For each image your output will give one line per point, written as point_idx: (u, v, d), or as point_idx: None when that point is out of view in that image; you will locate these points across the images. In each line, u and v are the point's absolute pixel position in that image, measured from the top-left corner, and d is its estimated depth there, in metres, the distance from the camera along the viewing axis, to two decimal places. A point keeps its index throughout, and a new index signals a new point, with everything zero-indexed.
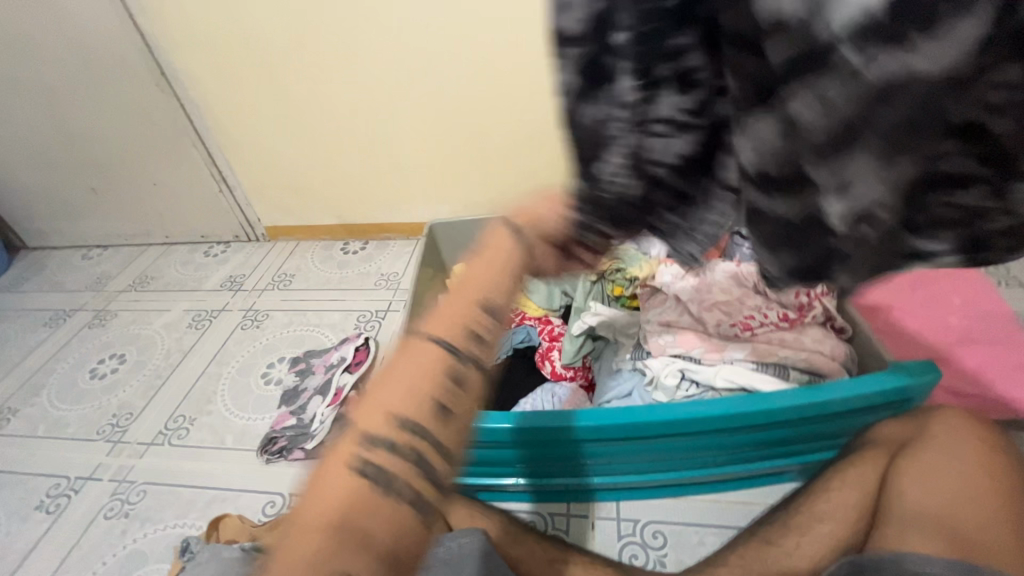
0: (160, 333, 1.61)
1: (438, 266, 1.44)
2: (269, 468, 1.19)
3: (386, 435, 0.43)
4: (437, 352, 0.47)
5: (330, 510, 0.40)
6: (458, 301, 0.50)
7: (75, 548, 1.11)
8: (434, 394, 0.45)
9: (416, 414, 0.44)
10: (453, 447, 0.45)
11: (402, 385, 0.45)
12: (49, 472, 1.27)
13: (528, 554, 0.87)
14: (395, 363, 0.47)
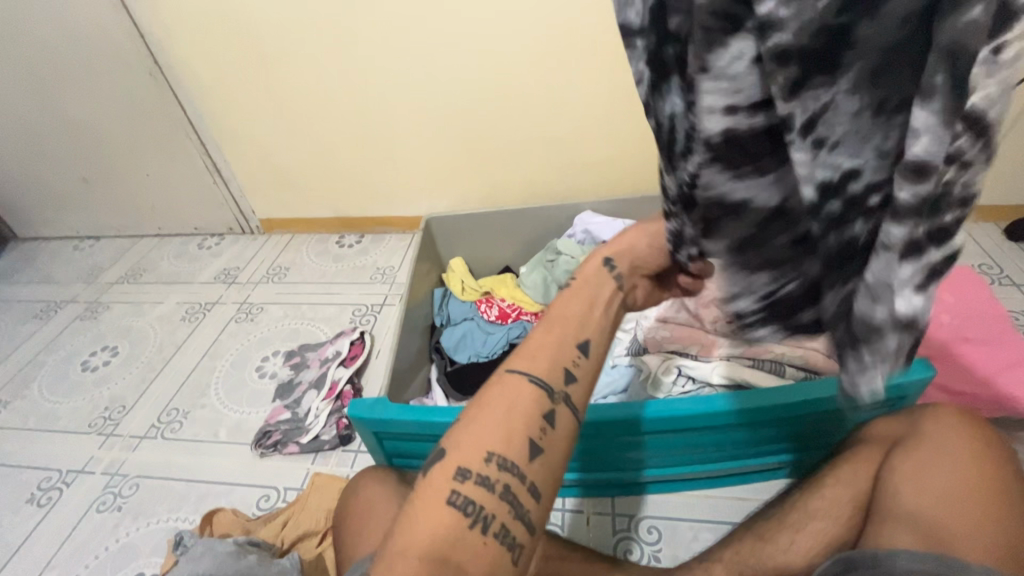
0: (153, 326, 1.60)
1: (435, 260, 1.44)
2: (263, 461, 1.19)
3: (490, 465, 0.49)
4: (534, 397, 0.53)
5: (441, 529, 0.46)
6: (548, 349, 0.57)
7: (66, 542, 1.10)
8: (531, 433, 0.51)
9: (514, 447, 0.50)
10: (542, 480, 0.50)
11: (501, 421, 0.51)
12: (40, 465, 1.26)
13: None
14: (492, 401, 0.53)
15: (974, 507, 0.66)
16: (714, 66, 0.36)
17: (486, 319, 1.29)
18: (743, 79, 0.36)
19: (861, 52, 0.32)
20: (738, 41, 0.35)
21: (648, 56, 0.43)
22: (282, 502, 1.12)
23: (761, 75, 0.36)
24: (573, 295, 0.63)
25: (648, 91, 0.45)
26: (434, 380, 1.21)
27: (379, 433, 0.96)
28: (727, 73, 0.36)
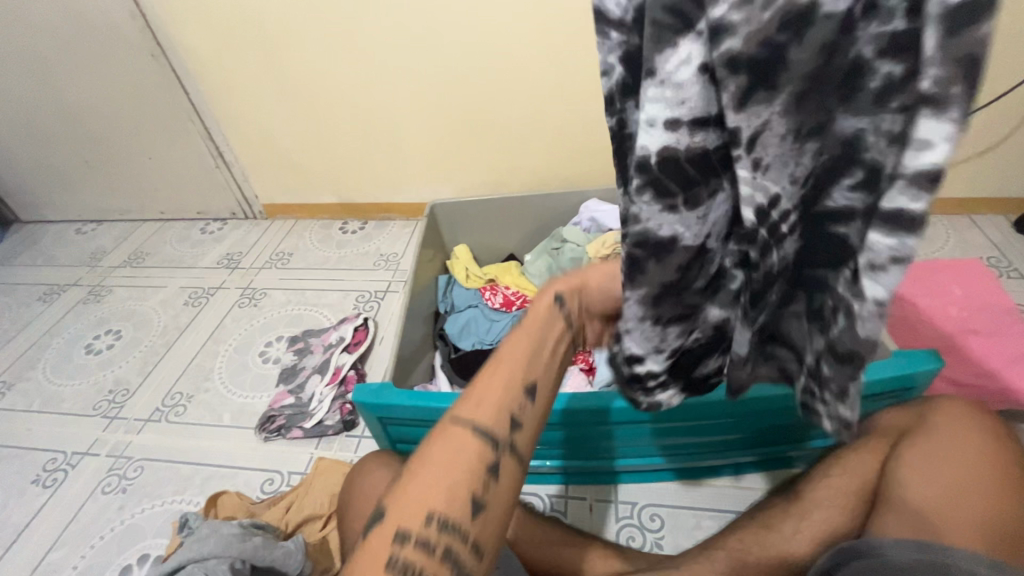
0: (156, 310, 1.59)
1: (439, 247, 1.43)
2: (267, 446, 1.19)
3: (431, 525, 0.46)
4: (481, 444, 0.50)
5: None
6: (497, 392, 0.53)
7: (72, 523, 1.11)
8: (475, 487, 0.48)
9: (456, 506, 0.47)
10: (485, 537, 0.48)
11: (443, 476, 0.48)
12: (45, 447, 1.27)
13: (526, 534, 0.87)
14: (434, 452, 0.49)
15: (985, 500, 0.66)
16: (660, 69, 0.36)
17: (491, 306, 1.29)
18: (685, 91, 0.36)
19: (793, 76, 0.34)
20: (686, 42, 0.35)
21: (623, 54, 0.40)
22: (285, 485, 1.12)
23: (704, 86, 0.36)
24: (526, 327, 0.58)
25: (616, 89, 0.43)
26: (438, 367, 1.21)
27: (383, 419, 0.96)
28: (672, 80, 0.36)
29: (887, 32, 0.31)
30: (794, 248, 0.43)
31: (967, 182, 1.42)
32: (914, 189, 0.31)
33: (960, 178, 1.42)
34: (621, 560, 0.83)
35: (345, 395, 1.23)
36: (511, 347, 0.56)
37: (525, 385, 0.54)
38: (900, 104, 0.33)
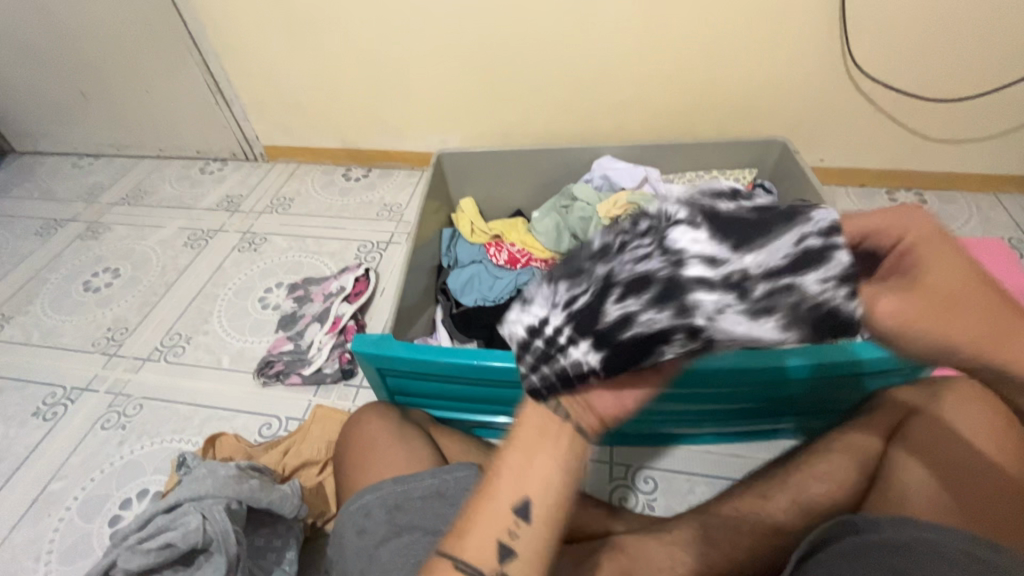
0: (155, 250, 1.57)
1: (444, 199, 1.38)
2: (266, 391, 1.19)
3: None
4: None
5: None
6: (486, 535, 0.47)
7: (72, 456, 1.12)
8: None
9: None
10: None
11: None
12: (45, 381, 1.27)
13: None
14: None
15: (976, 473, 0.65)
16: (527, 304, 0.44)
17: (495, 263, 1.26)
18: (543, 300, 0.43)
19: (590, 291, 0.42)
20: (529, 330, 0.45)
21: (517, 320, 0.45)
22: (283, 430, 1.13)
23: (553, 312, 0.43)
24: (513, 440, 0.46)
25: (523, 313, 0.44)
26: (439, 321, 1.20)
27: (382, 369, 0.95)
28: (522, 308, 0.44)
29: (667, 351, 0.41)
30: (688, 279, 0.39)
31: (1000, 156, 1.36)
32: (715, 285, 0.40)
33: (993, 152, 1.35)
34: (615, 520, 0.84)
35: (345, 345, 1.23)
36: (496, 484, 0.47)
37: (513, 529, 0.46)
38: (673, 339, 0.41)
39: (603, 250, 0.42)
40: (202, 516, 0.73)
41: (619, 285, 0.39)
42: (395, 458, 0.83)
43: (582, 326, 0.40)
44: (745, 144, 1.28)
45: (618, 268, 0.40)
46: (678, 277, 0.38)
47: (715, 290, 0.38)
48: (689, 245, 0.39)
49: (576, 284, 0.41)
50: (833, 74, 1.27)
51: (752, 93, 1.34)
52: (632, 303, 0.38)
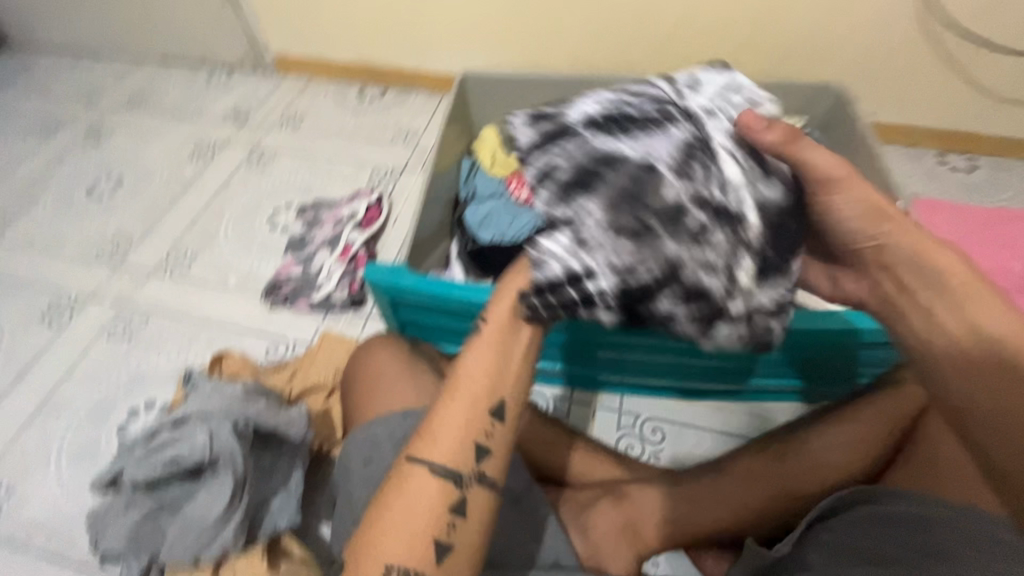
0: (160, 161, 1.50)
1: (465, 126, 1.30)
2: (273, 313, 1.17)
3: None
4: (442, 498, 0.55)
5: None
6: (453, 436, 0.56)
7: (79, 363, 1.11)
8: (437, 534, 0.53)
9: (419, 559, 0.52)
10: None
11: (406, 535, 0.53)
12: (50, 287, 1.25)
13: (533, 434, 0.83)
14: (406, 500, 0.54)
15: None
16: (553, 231, 0.57)
17: (516, 199, 1.16)
18: (571, 245, 0.56)
19: (619, 196, 0.58)
20: (562, 239, 0.56)
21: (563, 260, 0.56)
22: (290, 354, 1.11)
23: (591, 252, 0.56)
24: (482, 343, 0.58)
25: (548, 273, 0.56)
26: (454, 256, 1.15)
27: (395, 300, 0.91)
28: (562, 249, 0.56)
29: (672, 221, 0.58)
30: (672, 249, 0.57)
31: None
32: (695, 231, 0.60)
33: None
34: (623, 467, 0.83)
35: (354, 273, 1.19)
36: (461, 386, 0.57)
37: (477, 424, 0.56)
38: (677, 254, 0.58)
39: (669, 234, 0.57)
40: (208, 433, 0.72)
41: (654, 287, 0.57)
42: (405, 392, 0.82)
43: (625, 297, 0.57)
44: (797, 89, 1.17)
45: (684, 264, 0.57)
46: (712, 292, 0.59)
47: (725, 308, 0.60)
48: (738, 275, 0.60)
49: (639, 260, 0.56)
50: (906, 14, 1.14)
51: (810, 32, 1.22)
52: (671, 300, 0.58)
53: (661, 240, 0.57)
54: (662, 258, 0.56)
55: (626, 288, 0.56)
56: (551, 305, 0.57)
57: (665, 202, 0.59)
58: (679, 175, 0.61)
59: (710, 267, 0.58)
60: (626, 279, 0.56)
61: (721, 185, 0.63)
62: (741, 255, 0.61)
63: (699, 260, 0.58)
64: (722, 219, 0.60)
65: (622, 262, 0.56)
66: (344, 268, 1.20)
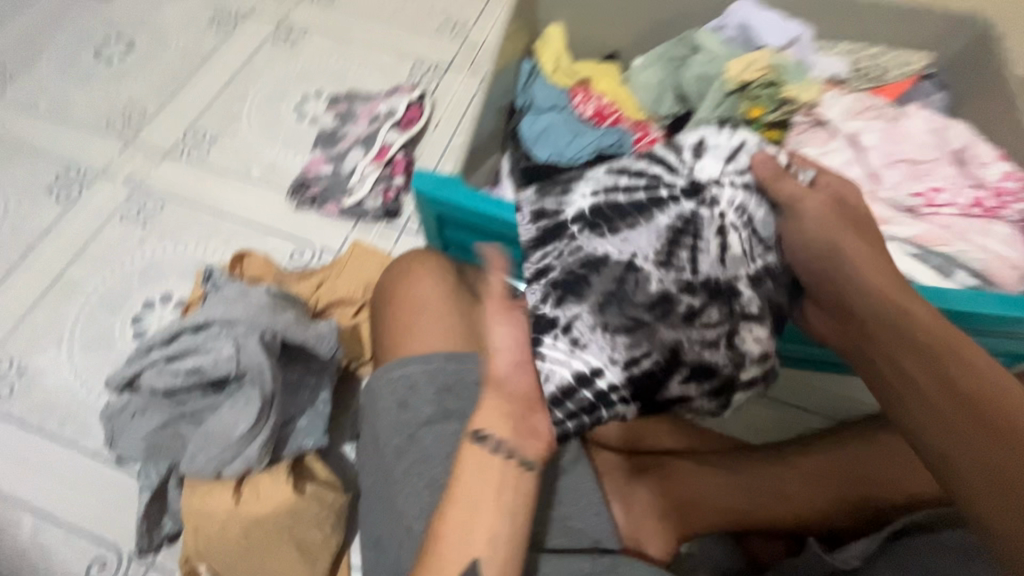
0: (175, 24, 1.32)
1: (529, 21, 1.11)
2: (298, 214, 1.07)
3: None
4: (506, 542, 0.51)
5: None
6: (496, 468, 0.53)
7: (90, 244, 1.03)
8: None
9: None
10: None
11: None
12: (56, 156, 1.13)
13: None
14: None
15: None
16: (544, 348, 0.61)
17: (579, 115, 1.05)
18: (564, 353, 0.61)
19: (599, 285, 0.64)
20: (558, 343, 0.62)
21: (561, 361, 0.61)
22: (317, 262, 1.03)
23: (591, 357, 0.62)
24: (470, 469, 0.53)
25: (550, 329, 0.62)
26: (504, 173, 1.03)
27: (443, 214, 0.81)
28: (562, 355, 0.61)
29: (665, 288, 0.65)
30: (670, 335, 0.64)
31: None
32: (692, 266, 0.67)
33: None
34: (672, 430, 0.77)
35: (391, 182, 1.07)
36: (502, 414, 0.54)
37: (517, 459, 0.53)
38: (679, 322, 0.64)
39: (663, 324, 0.64)
40: (234, 345, 0.65)
41: (651, 370, 0.64)
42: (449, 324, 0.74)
43: (637, 392, 0.63)
44: (935, 17, 0.98)
45: (687, 346, 0.64)
46: (721, 367, 0.65)
47: (733, 376, 0.66)
48: (749, 349, 0.66)
49: (639, 351, 0.63)
50: None
51: None
52: (679, 382, 0.65)
53: (659, 328, 0.64)
54: (660, 344, 0.64)
55: (636, 377, 0.63)
56: (573, 408, 0.60)
57: (655, 288, 0.65)
58: (666, 265, 0.65)
59: (708, 343, 0.65)
60: (635, 367, 0.63)
61: (720, 249, 0.66)
62: (743, 324, 0.66)
63: (699, 337, 0.65)
64: (716, 296, 0.65)
65: (621, 356, 0.63)
66: (379, 173, 1.08)
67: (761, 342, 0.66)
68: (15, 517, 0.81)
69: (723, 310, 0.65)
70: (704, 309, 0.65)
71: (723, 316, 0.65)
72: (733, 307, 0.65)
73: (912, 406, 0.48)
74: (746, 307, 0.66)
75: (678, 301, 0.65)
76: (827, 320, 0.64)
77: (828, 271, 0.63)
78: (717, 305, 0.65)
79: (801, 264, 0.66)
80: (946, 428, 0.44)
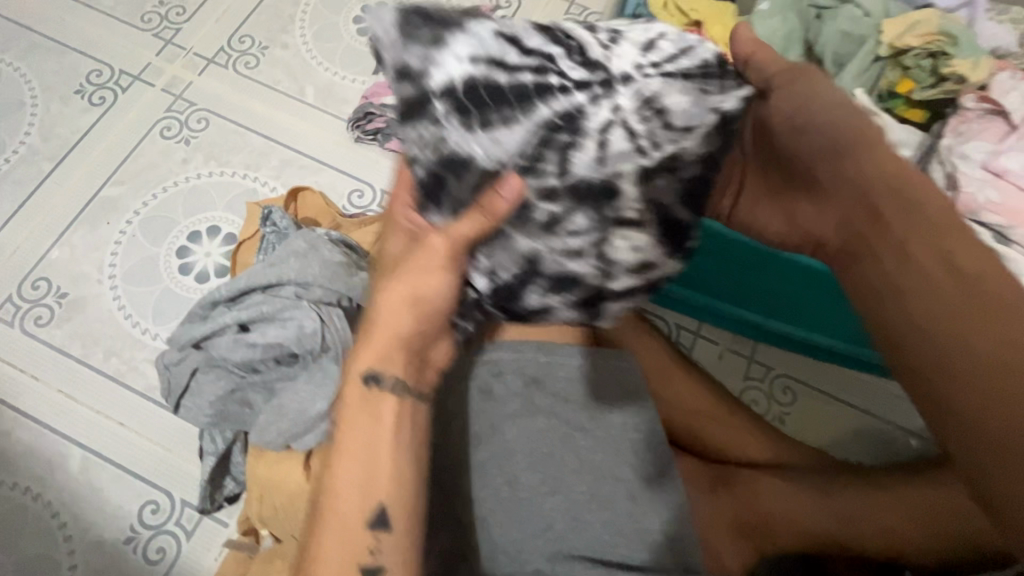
0: None
1: None
2: (358, 148, 0.96)
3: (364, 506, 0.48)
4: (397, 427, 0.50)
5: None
6: (392, 342, 0.51)
7: (129, 160, 0.93)
8: (388, 469, 0.49)
9: (372, 491, 0.49)
10: (409, 500, 0.50)
11: (360, 462, 0.49)
12: (85, 51, 1.00)
13: (671, 391, 0.76)
14: None
15: None
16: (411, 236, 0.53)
17: None
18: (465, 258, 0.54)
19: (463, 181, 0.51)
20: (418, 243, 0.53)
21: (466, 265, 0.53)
22: (376, 206, 0.92)
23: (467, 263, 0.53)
24: (349, 413, 0.50)
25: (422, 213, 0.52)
26: None
27: None
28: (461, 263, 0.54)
29: (545, 199, 0.52)
30: (525, 245, 0.53)
31: None
32: (591, 172, 0.52)
33: None
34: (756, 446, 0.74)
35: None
36: (398, 284, 0.51)
37: (411, 396, 0.51)
38: (551, 231, 0.53)
39: (520, 231, 0.53)
40: (315, 319, 0.60)
41: (533, 264, 0.54)
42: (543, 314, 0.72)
43: (500, 305, 0.55)
44: None
45: (551, 260, 0.53)
46: (589, 278, 0.54)
47: (609, 291, 0.55)
48: (623, 259, 0.54)
49: (497, 263, 0.53)
50: None
51: None
52: (541, 293, 0.54)
53: (518, 233, 0.53)
54: (519, 255, 0.53)
55: (498, 290, 0.55)
56: (468, 303, 0.56)
57: (535, 189, 0.52)
58: (533, 156, 0.51)
59: (579, 257, 0.53)
60: (495, 278, 0.54)
61: (599, 147, 0.52)
62: (615, 234, 0.53)
63: (568, 253, 0.53)
64: (586, 199, 0.52)
65: (477, 265, 0.54)
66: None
67: (639, 261, 0.54)
68: (62, 450, 0.78)
69: (606, 217, 0.53)
70: (575, 222, 0.53)
71: (595, 222, 0.53)
72: (615, 218, 0.53)
73: (904, 299, 0.50)
74: (629, 206, 0.53)
75: (542, 203, 0.52)
76: (796, 201, 0.60)
77: (845, 143, 0.57)
78: (602, 215, 0.53)
79: (800, 154, 0.58)
80: (938, 317, 0.48)
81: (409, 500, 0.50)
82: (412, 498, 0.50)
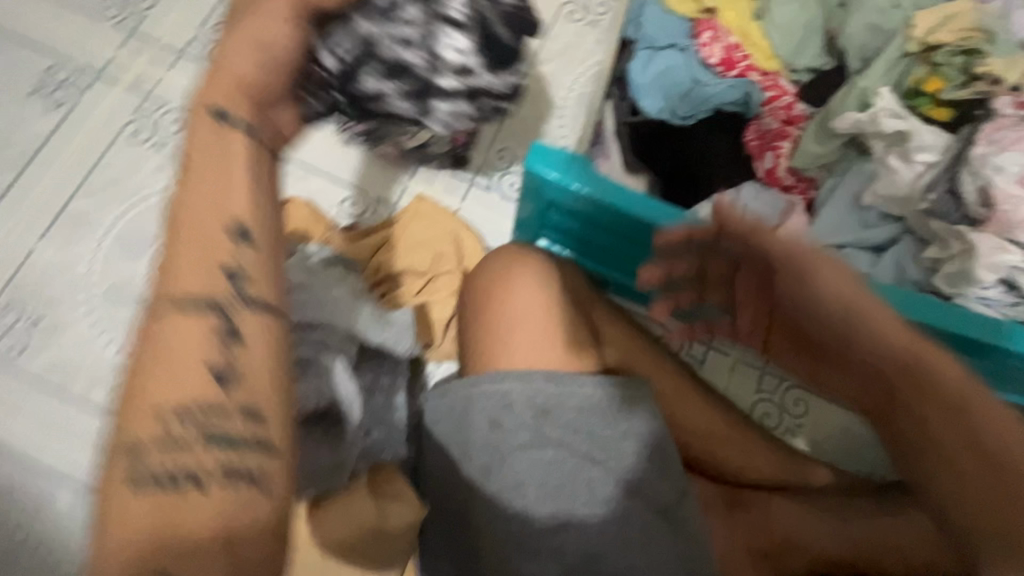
0: None
1: None
2: (347, 152, 0.88)
3: (179, 422, 0.39)
4: (210, 328, 0.41)
5: (138, 527, 0.36)
6: (197, 268, 0.42)
7: (98, 169, 0.86)
8: (211, 360, 0.41)
9: (205, 389, 0.40)
10: (257, 395, 0.41)
11: (183, 372, 0.40)
12: (39, 44, 0.90)
13: (688, 417, 0.72)
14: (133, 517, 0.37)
15: None
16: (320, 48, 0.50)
17: (703, 59, 0.87)
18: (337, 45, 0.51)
19: None
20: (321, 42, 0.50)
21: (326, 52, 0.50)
22: (371, 216, 0.87)
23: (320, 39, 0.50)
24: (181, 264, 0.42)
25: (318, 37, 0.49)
26: (608, 130, 0.87)
27: (555, 202, 0.69)
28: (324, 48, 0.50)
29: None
30: (363, 28, 0.52)
31: None
32: None
33: None
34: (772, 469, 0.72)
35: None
36: (189, 215, 0.43)
37: (241, 232, 0.43)
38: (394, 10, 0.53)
39: (360, 11, 0.52)
40: None
41: (374, 56, 0.54)
42: (552, 341, 0.68)
43: (346, 91, 0.54)
44: None
45: (386, 45, 0.53)
46: (416, 68, 0.55)
47: (436, 85, 0.57)
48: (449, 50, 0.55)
49: (337, 37, 0.51)
50: None
51: None
52: (377, 76, 0.55)
53: (356, 15, 0.51)
54: (358, 34, 0.52)
55: (340, 72, 0.52)
56: (321, 88, 0.51)
57: None
58: None
59: (411, 47, 0.54)
60: (336, 53, 0.51)
61: None
62: (449, 29, 0.54)
63: (405, 41, 0.54)
64: None
65: (324, 47, 0.50)
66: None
67: (462, 67, 0.56)
68: (52, 488, 0.74)
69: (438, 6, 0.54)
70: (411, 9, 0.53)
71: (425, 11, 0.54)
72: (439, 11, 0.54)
73: (952, 475, 0.47)
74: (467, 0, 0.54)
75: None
76: (818, 364, 0.54)
77: (853, 311, 0.50)
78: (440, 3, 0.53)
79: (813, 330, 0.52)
80: (980, 506, 0.46)
81: (264, 397, 0.41)
82: (264, 394, 0.41)
